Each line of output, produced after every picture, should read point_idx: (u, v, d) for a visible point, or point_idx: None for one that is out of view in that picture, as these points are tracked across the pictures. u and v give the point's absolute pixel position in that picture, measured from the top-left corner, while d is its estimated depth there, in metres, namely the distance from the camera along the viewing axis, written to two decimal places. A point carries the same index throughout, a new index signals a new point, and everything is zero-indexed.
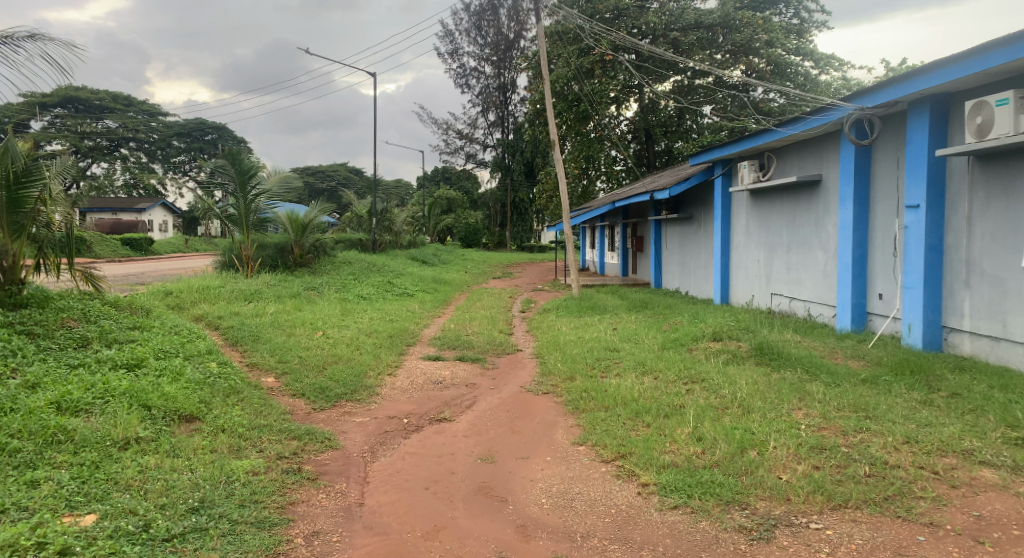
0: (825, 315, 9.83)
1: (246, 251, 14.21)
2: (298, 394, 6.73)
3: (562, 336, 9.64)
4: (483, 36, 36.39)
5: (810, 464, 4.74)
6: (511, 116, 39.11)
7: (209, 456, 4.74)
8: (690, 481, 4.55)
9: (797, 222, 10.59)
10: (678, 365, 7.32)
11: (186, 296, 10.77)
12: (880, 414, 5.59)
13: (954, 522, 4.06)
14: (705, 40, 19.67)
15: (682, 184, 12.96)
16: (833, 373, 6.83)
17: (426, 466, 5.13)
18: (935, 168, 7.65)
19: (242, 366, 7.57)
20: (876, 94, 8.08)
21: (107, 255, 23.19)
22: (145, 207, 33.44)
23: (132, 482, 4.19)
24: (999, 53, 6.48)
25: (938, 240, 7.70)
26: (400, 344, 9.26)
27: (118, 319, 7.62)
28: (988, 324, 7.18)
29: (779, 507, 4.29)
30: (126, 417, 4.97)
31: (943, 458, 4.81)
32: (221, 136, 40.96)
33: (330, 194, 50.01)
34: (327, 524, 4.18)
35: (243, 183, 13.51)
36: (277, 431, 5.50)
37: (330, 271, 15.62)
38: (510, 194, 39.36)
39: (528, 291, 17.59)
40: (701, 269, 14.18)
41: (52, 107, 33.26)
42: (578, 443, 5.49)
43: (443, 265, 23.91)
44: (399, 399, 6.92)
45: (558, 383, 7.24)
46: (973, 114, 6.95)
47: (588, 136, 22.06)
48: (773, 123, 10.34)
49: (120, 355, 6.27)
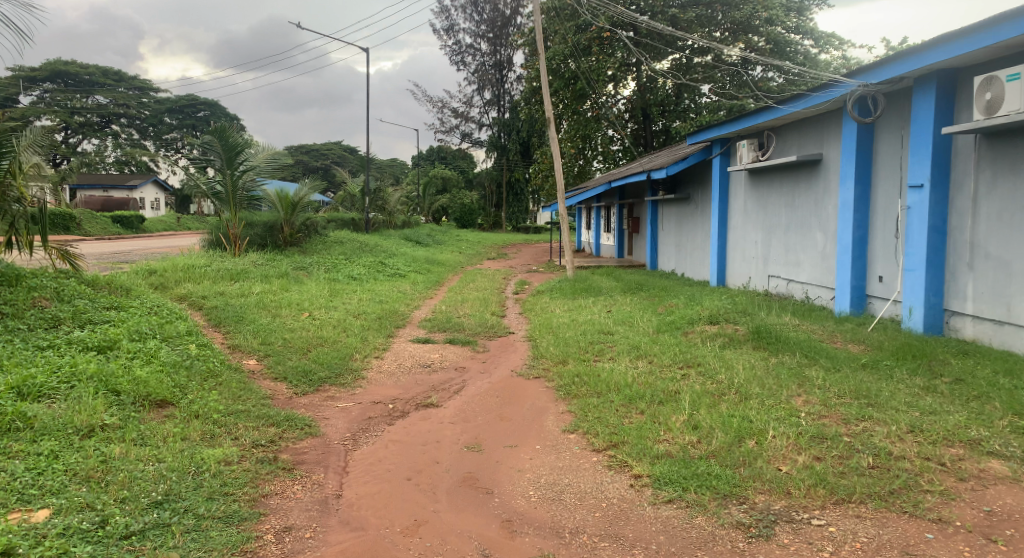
0: (825, 297, 9.60)
1: (234, 229, 13.77)
2: (280, 378, 6.48)
3: (556, 318, 9.39)
4: (479, 13, 36.01)
5: (811, 454, 4.52)
6: (508, 95, 38.28)
7: (179, 445, 4.49)
8: (686, 473, 4.32)
9: (796, 202, 10.33)
10: (673, 349, 7.09)
11: (170, 275, 10.47)
12: (882, 401, 5.37)
13: (964, 518, 3.85)
14: (704, 18, 19.15)
15: (679, 164, 12.69)
16: (833, 358, 6.61)
17: (409, 456, 4.90)
18: (940, 147, 7.39)
19: (224, 348, 7.31)
20: (881, 70, 7.77)
21: (96, 233, 22.82)
22: (137, 184, 32.92)
23: (91, 474, 3.95)
24: (1010, 27, 6.18)
25: (942, 221, 7.45)
26: (389, 326, 9.00)
27: (94, 299, 7.33)
28: (991, 308, 6.97)
29: (778, 501, 4.07)
30: (92, 402, 4.71)
31: (950, 449, 4.60)
32: (214, 113, 40.34)
33: (324, 173, 49.36)
34: (300, 519, 3.94)
35: (231, 159, 13.18)
36: (254, 418, 5.25)
37: (321, 251, 15.30)
38: (505, 173, 39.02)
39: (522, 272, 17.31)
40: (697, 250, 13.93)
41: (41, 82, 32.83)
42: (569, 431, 5.27)
43: (437, 245, 23.60)
44: (385, 383, 6.69)
45: (550, 367, 7.03)
46: (981, 91, 6.66)
47: (585, 116, 21.67)
48: (773, 101, 10.03)
49: (92, 337, 5.98)
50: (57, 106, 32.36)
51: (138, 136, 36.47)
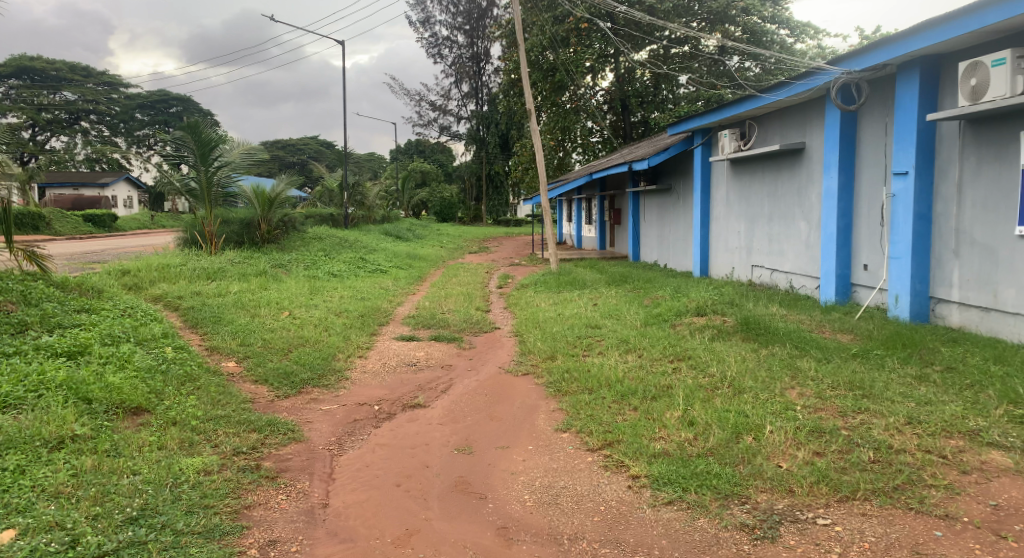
0: (809, 287, 9.56)
1: (209, 227, 13.46)
2: (261, 380, 6.27)
3: (542, 313, 9.24)
4: (455, 4, 35.59)
5: (810, 450, 4.41)
6: (485, 87, 37.87)
7: (154, 455, 4.27)
8: (684, 472, 4.20)
9: (779, 191, 10.26)
10: (662, 342, 6.97)
11: (145, 275, 10.16)
12: (877, 392, 5.29)
13: (971, 514, 3.77)
14: (681, 8, 18.99)
15: (661, 155, 12.56)
16: (823, 348, 6.53)
17: (397, 460, 4.73)
18: (924, 134, 7.34)
19: (202, 350, 7.07)
20: (864, 56, 7.67)
21: (68, 232, 22.22)
22: (108, 181, 32.11)
23: (62, 489, 3.73)
24: (995, 11, 6.10)
25: (927, 208, 7.40)
26: (372, 324, 8.78)
27: (63, 302, 7.04)
28: (978, 295, 6.93)
29: (780, 500, 3.97)
30: (61, 412, 4.46)
31: (949, 440, 4.51)
32: (187, 109, 39.50)
33: (301, 168, 48.69)
34: (285, 531, 3.76)
35: (205, 155, 12.84)
36: (235, 423, 5.04)
37: (300, 247, 15.01)
38: (485, 166, 38.80)
39: (505, 265, 17.14)
40: (680, 241, 13.89)
41: (6, 79, 31.97)
42: (562, 429, 5.13)
43: (418, 239, 23.36)
44: (370, 383, 6.49)
45: (538, 362, 6.87)
46: (966, 76, 6.60)
47: (564, 107, 21.57)
48: (755, 90, 9.92)
49: (61, 342, 5.71)
50: (23, 103, 31.54)
51: (109, 133, 35.65)
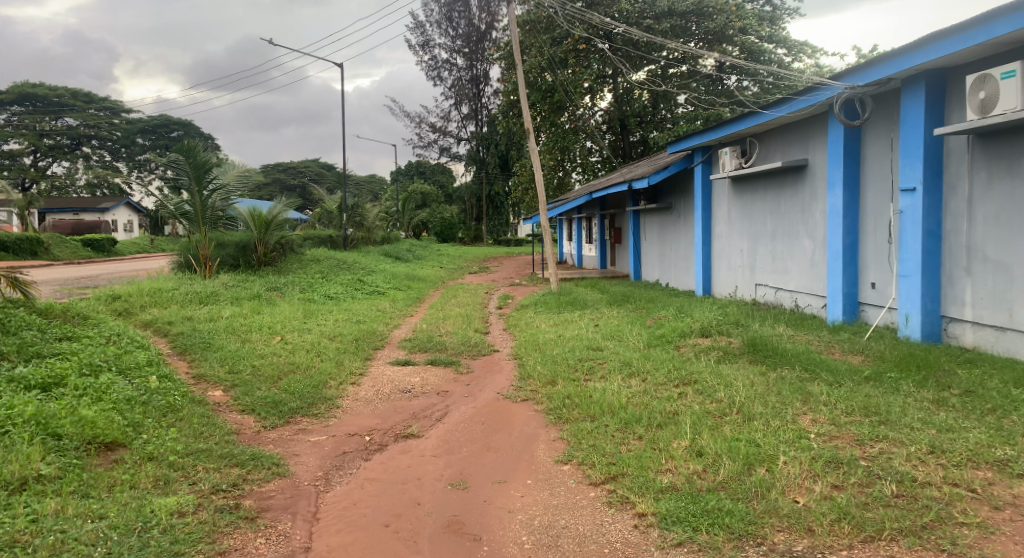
0: (815, 306, 9.29)
1: (204, 251, 13.18)
2: (247, 410, 5.98)
3: (542, 334, 8.95)
4: (454, 28, 35.67)
5: (828, 483, 4.11)
6: (485, 109, 38.12)
7: (125, 496, 3.98)
8: (695, 510, 3.91)
9: (782, 208, 10.02)
10: (667, 365, 6.68)
11: (136, 300, 9.92)
12: (895, 419, 4.98)
13: (1006, 555, 3.49)
14: (678, 28, 18.81)
15: (661, 173, 12.31)
16: (834, 371, 6.23)
17: (388, 497, 4.44)
18: (931, 148, 7.10)
19: (189, 379, 6.79)
20: (868, 71, 7.47)
21: (66, 257, 22.00)
22: (109, 206, 31.91)
23: (18, 537, 3.46)
24: (1004, 22, 5.88)
25: (936, 225, 7.15)
26: (367, 349, 8.48)
27: (44, 330, 6.78)
28: (992, 314, 6.65)
29: (800, 541, 3.67)
30: (26, 450, 4.17)
31: (976, 471, 4.22)
32: (188, 133, 39.51)
33: (301, 191, 48.58)
34: None
35: (199, 178, 12.44)
36: (216, 458, 4.75)
37: (297, 270, 14.77)
38: (485, 187, 38.57)
39: (505, 286, 16.86)
40: (681, 260, 13.65)
41: (8, 105, 32.19)
42: (563, 461, 4.83)
43: (418, 260, 23.10)
44: (362, 412, 6.19)
45: (538, 389, 6.55)
46: (975, 89, 6.38)
47: (563, 128, 21.48)
48: (756, 107, 9.72)
49: (36, 373, 5.42)
50: (25, 129, 31.76)
51: (110, 158, 35.62)
